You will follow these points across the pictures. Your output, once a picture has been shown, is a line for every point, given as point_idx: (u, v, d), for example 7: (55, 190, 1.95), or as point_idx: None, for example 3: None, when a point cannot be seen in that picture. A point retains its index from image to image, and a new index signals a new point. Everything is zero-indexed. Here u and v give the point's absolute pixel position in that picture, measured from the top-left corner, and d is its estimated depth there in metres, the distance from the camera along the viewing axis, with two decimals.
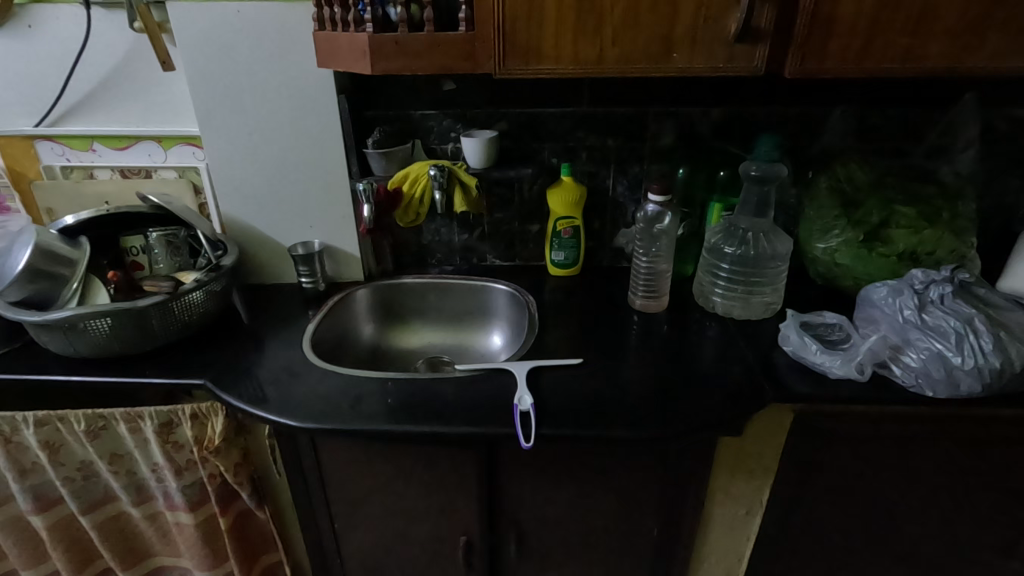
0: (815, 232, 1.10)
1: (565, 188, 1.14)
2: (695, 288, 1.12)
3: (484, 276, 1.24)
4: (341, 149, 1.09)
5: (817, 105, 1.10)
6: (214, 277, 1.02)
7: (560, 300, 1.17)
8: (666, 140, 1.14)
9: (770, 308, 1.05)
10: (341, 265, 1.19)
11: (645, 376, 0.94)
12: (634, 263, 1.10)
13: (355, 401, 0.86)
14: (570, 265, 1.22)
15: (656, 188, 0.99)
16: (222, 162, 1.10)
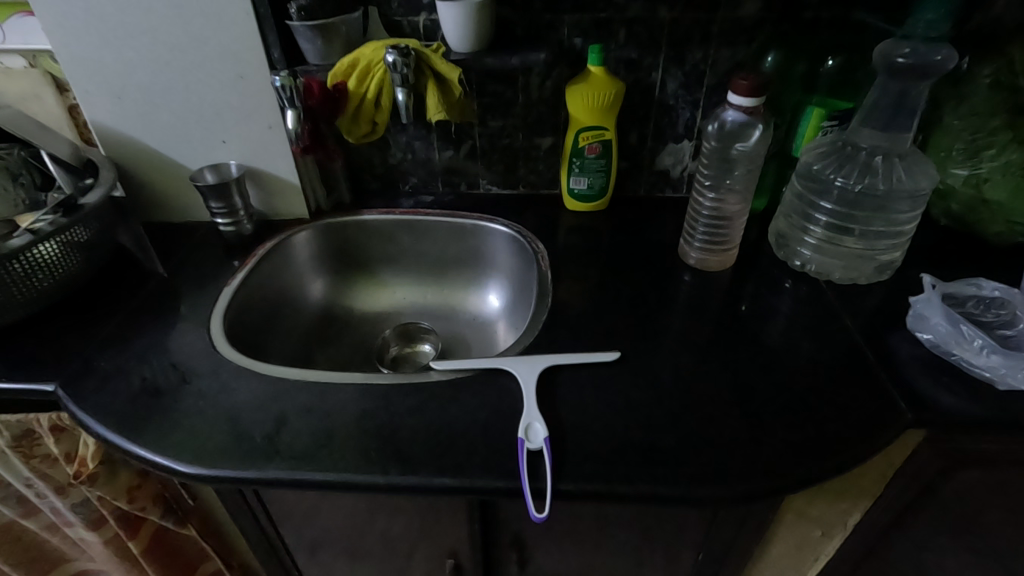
0: (958, 153, 0.74)
1: (592, 85, 0.77)
2: (774, 228, 0.80)
3: (476, 213, 0.90)
4: (251, 21, 0.71)
5: None
6: (71, 224, 0.69)
7: (580, 246, 0.84)
8: (748, 9, 0.75)
9: (885, 268, 0.74)
10: (274, 197, 0.85)
11: (711, 374, 0.63)
12: (693, 199, 0.76)
13: (274, 426, 0.56)
14: (595, 197, 0.88)
15: (742, 85, 0.62)
16: (71, 42, 0.72)
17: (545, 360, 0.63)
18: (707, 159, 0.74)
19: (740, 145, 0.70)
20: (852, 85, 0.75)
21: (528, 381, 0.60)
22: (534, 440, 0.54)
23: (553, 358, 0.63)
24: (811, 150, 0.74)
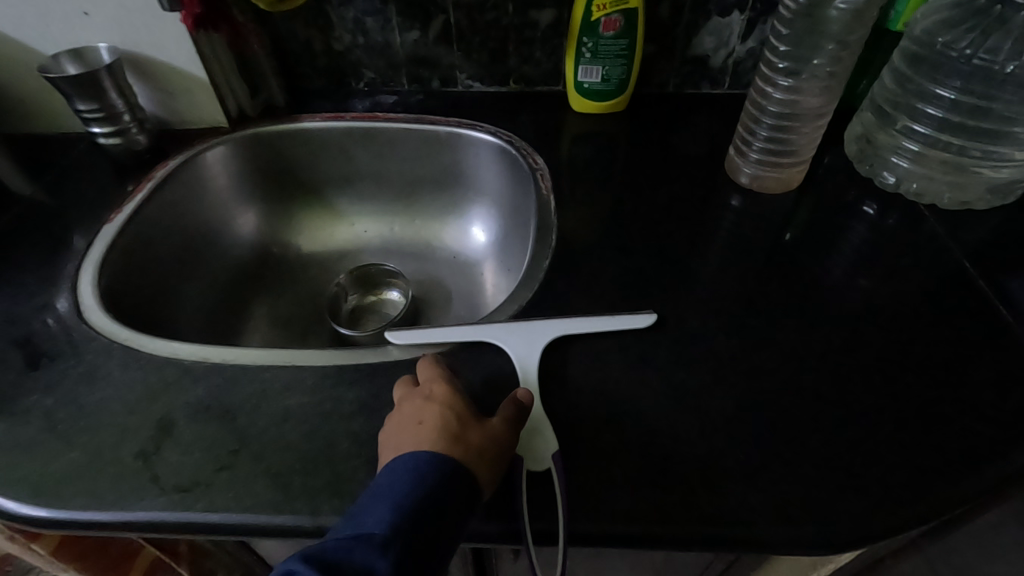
0: None
1: None
2: (858, 130, 0.59)
3: (452, 117, 0.67)
4: None
5: None
6: None
7: (593, 161, 0.63)
8: None
9: (1011, 190, 0.54)
10: (173, 96, 0.63)
11: (783, 342, 0.45)
12: (760, 87, 0.54)
13: (155, 438, 0.38)
14: (611, 93, 0.65)
15: None
16: None
17: (553, 331, 0.45)
18: (786, 26, 0.51)
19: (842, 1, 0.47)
20: None
21: (527, 367, 0.43)
22: (539, 459, 0.37)
23: (564, 326, 0.45)
24: (938, 10, 0.51)
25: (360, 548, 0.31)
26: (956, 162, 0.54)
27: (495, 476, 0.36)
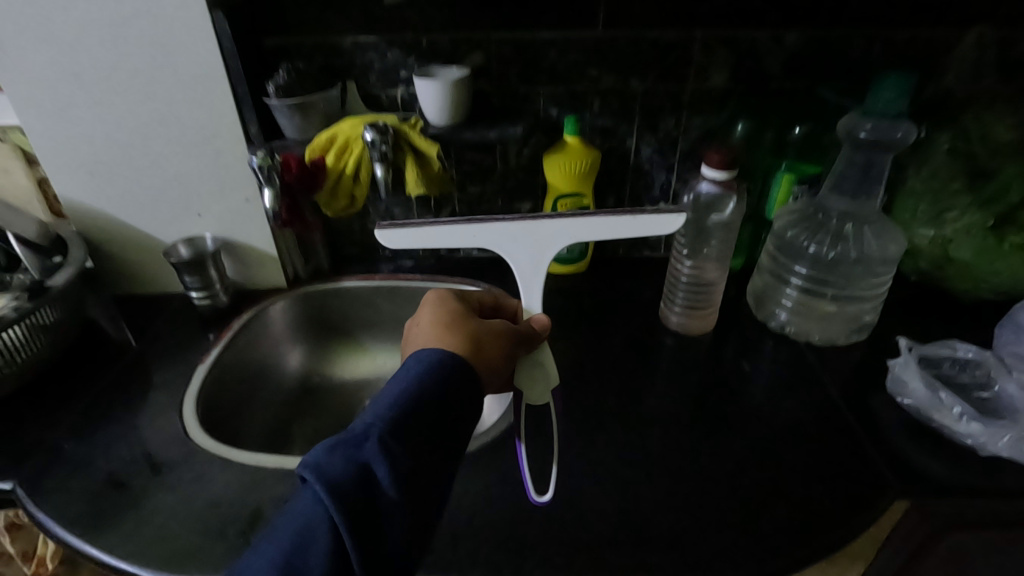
0: (919, 215, 0.78)
1: (568, 154, 0.78)
2: (753, 289, 0.80)
3: (457, 277, 0.89)
4: (229, 103, 0.70)
5: (942, 26, 0.74)
6: (32, 309, 0.66)
7: (561, 309, 0.83)
8: (716, 82, 0.77)
9: (862, 331, 0.74)
10: (249, 266, 0.84)
11: (700, 448, 0.62)
12: (673, 265, 0.77)
13: (249, 524, 0.54)
14: (576, 259, 0.88)
15: (714, 158, 0.64)
16: (43, 123, 0.71)
17: (563, 242, 0.59)
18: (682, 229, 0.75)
19: (715, 216, 0.72)
20: (817, 154, 0.79)
21: (539, 270, 0.60)
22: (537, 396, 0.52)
23: (574, 233, 0.58)
24: (784, 215, 0.75)
25: (357, 444, 0.38)
26: (825, 314, 0.75)
27: (495, 337, 0.48)
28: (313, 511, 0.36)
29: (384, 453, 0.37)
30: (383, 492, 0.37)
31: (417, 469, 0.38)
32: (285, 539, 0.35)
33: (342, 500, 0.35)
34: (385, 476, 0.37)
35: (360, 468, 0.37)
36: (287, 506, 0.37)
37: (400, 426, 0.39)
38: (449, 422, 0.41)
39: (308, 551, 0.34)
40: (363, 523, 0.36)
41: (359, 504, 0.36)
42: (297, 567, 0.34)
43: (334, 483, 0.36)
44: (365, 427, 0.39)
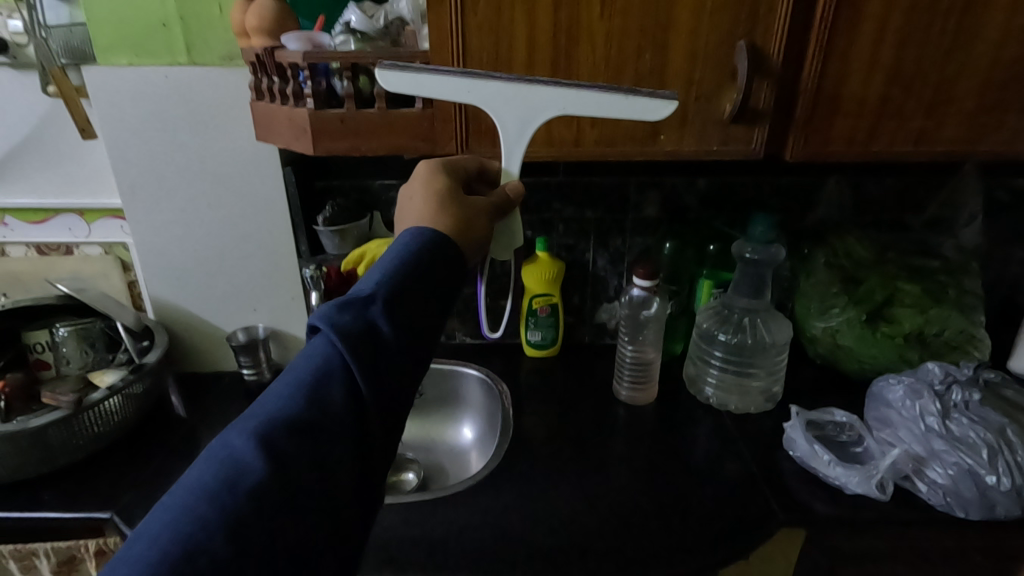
0: (813, 312, 1.00)
1: (540, 265, 1.03)
2: (687, 372, 1.01)
3: (453, 360, 1.10)
4: (288, 228, 0.96)
5: (809, 175, 1.02)
6: (131, 380, 0.87)
7: (536, 387, 1.04)
8: (649, 212, 1.04)
9: (772, 399, 0.95)
10: (289, 350, 1.06)
11: (640, 491, 0.80)
12: (619, 351, 0.99)
13: None
14: (548, 345, 1.10)
15: (640, 271, 0.90)
16: (151, 243, 0.96)
17: (554, 112, 0.56)
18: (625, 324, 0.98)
19: (645, 312, 0.96)
20: (728, 265, 1.02)
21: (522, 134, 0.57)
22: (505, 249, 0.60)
23: (565, 104, 0.56)
24: (703, 314, 0.98)
25: (353, 307, 0.41)
26: (740, 389, 0.95)
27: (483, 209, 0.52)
28: (326, 360, 0.40)
29: (382, 310, 0.41)
30: (385, 340, 0.41)
31: (411, 325, 0.42)
32: (302, 379, 0.39)
33: (352, 348, 0.39)
34: (385, 327, 0.41)
35: (361, 325, 0.40)
36: (295, 362, 0.40)
37: (392, 291, 0.42)
38: (438, 290, 0.45)
39: (327, 388, 0.39)
40: (372, 367, 0.40)
41: (367, 351, 0.40)
42: (319, 397, 0.38)
43: (343, 333, 0.39)
44: (362, 293, 0.42)
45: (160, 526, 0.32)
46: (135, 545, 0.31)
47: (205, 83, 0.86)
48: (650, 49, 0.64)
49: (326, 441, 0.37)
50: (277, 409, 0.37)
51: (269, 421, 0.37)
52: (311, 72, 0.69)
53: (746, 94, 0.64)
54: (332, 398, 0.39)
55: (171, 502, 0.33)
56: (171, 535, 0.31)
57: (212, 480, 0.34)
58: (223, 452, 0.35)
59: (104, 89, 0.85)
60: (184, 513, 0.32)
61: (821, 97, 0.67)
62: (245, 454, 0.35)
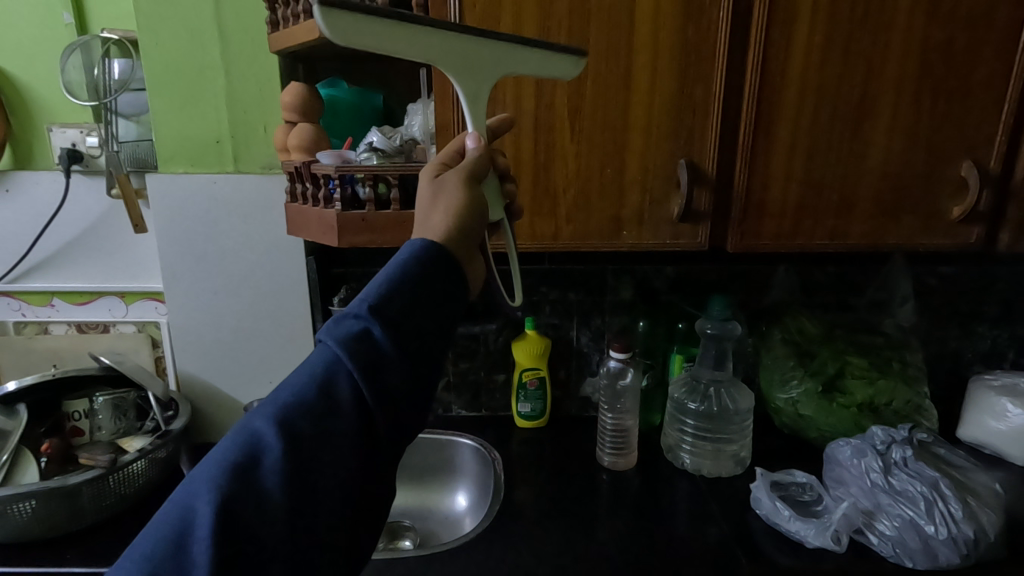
0: (775, 383, 1.10)
1: (530, 342, 1.15)
2: (664, 441, 1.10)
3: (449, 430, 1.18)
4: (307, 309, 1.09)
5: (761, 263, 1.17)
6: (160, 443, 0.94)
7: (527, 455, 1.12)
8: (625, 295, 1.18)
9: (741, 463, 1.04)
10: None
11: (621, 547, 0.87)
12: (600, 419, 1.10)
13: None
14: (537, 416, 1.19)
15: (616, 344, 1.04)
16: (184, 323, 1.08)
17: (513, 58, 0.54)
18: (604, 394, 1.10)
19: (621, 382, 1.09)
20: (696, 341, 1.15)
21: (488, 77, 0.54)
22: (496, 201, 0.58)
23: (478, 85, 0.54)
24: (675, 385, 1.09)
25: (355, 315, 0.42)
26: (716, 455, 1.04)
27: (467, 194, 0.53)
28: (331, 361, 0.41)
29: (381, 317, 0.42)
30: (385, 344, 0.41)
31: (412, 331, 0.43)
32: (313, 376, 0.40)
33: (353, 352, 0.40)
34: (381, 334, 0.41)
35: (362, 330, 0.41)
36: (306, 360, 0.42)
37: (392, 297, 0.43)
38: (440, 297, 0.45)
39: (334, 387, 0.40)
40: (373, 370, 0.40)
41: (366, 356, 0.40)
42: (327, 394, 0.40)
43: (344, 338, 0.41)
44: (363, 300, 0.42)
45: (193, 495, 0.36)
46: (179, 508, 0.36)
47: (248, 186, 1.02)
48: (610, 165, 0.81)
49: (333, 435, 0.39)
50: (291, 400, 0.39)
51: (285, 409, 0.39)
52: (340, 181, 0.85)
53: (687, 198, 0.80)
54: (338, 395, 0.40)
55: (203, 473, 0.37)
56: (203, 503, 0.35)
57: (237, 455, 0.37)
58: (246, 432, 0.39)
59: (161, 192, 1.02)
60: (211, 485, 0.36)
61: (750, 203, 0.84)
62: (264, 437, 0.38)
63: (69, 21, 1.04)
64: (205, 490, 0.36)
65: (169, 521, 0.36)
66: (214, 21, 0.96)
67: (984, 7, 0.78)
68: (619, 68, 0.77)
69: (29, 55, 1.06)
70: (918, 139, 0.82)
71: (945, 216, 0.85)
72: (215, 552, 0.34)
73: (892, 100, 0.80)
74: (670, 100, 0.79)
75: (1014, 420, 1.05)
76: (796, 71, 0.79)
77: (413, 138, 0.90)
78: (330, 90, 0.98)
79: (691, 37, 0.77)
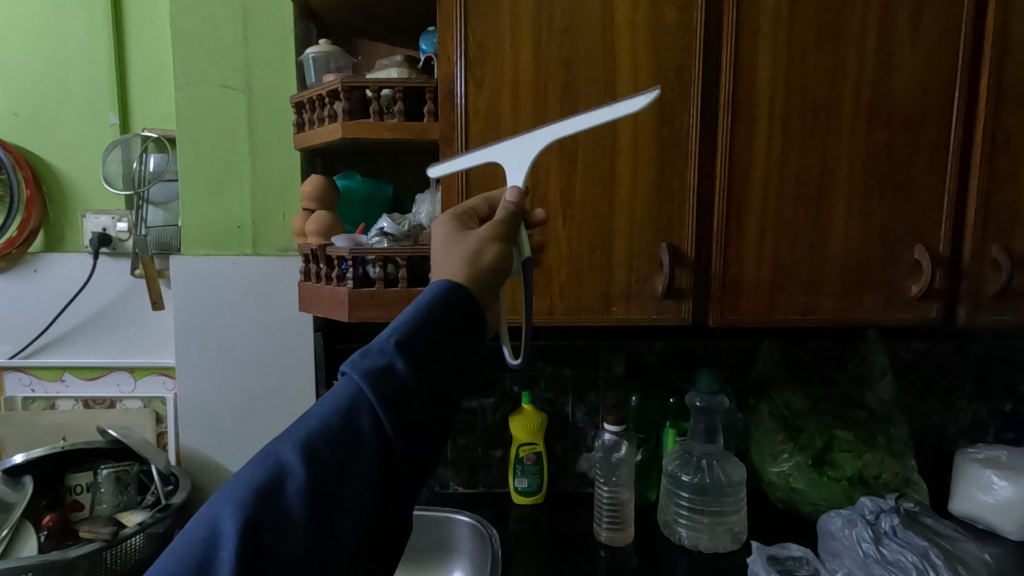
0: (766, 457, 1.12)
1: (527, 416, 1.18)
2: (660, 516, 1.11)
3: (447, 507, 1.18)
4: (312, 383, 1.13)
5: (746, 339, 1.24)
6: (159, 517, 0.95)
7: (524, 532, 1.11)
8: (617, 370, 1.23)
9: (737, 536, 1.05)
10: None
11: None
12: (596, 493, 1.11)
13: None
14: (534, 492, 1.20)
15: (610, 417, 1.09)
16: (190, 398, 1.11)
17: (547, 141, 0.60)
18: (599, 467, 1.12)
19: (616, 454, 1.12)
20: (687, 415, 1.19)
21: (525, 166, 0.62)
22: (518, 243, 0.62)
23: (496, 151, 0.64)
24: (669, 459, 1.12)
25: (379, 351, 0.47)
26: (712, 530, 1.05)
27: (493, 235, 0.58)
28: (355, 393, 0.45)
29: (403, 353, 0.47)
30: (406, 377, 0.46)
31: (430, 366, 0.47)
32: (337, 406, 0.44)
33: (377, 383, 0.45)
34: (403, 367, 0.46)
35: (385, 364, 0.46)
36: (331, 392, 0.46)
37: (414, 336, 0.48)
38: (456, 338, 0.50)
39: (358, 416, 0.44)
40: (395, 398, 0.45)
41: (389, 387, 0.45)
42: (351, 421, 0.44)
43: (369, 370, 0.45)
44: (387, 339, 0.48)
45: (221, 514, 0.39)
46: (204, 526, 0.39)
47: (264, 267, 1.10)
48: (599, 248, 0.90)
49: (354, 459, 0.43)
50: (316, 427, 0.43)
51: (311, 434, 0.43)
52: (352, 262, 0.93)
53: (669, 277, 0.89)
54: (361, 424, 0.44)
55: (230, 493, 0.40)
56: (228, 521, 0.38)
57: (262, 477, 0.41)
58: (273, 457, 0.42)
59: (184, 272, 1.09)
60: (236, 505, 0.39)
61: (728, 280, 0.92)
62: (290, 460, 0.41)
63: (113, 121, 1.17)
64: (234, 508, 0.39)
65: (194, 538, 0.39)
66: (246, 122, 1.08)
67: (916, 114, 0.90)
68: (604, 164, 0.88)
69: (73, 150, 1.17)
70: (872, 225, 0.92)
71: (905, 293, 0.93)
72: (240, 566, 0.37)
73: (846, 192, 0.91)
74: (651, 192, 0.89)
75: (1001, 492, 1.07)
76: (759, 168, 0.90)
77: (420, 224, 0.99)
78: (345, 182, 1.09)
79: (666, 138, 0.88)
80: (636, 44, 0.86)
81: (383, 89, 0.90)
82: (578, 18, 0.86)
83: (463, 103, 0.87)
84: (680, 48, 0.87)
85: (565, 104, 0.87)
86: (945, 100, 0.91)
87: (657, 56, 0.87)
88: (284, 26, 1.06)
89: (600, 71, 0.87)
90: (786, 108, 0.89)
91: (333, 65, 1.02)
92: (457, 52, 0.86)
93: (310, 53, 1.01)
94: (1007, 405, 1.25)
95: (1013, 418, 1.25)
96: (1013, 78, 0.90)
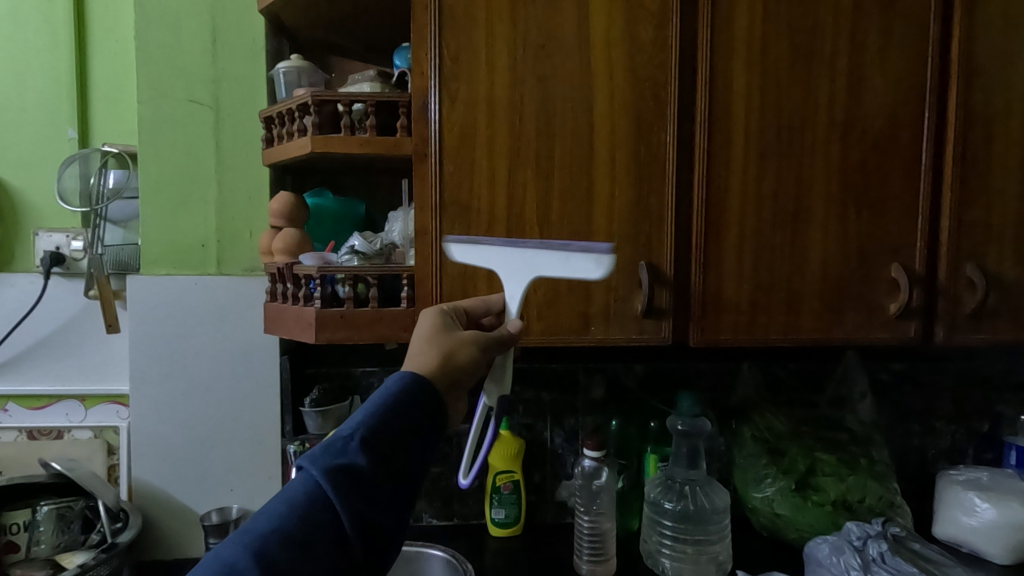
0: (750, 482, 1.09)
1: (503, 442, 1.13)
2: (643, 546, 1.06)
3: (419, 540, 1.12)
4: (278, 407, 1.07)
5: (725, 362, 1.22)
6: (102, 558, 0.86)
7: (502, 566, 1.05)
8: (597, 393, 1.20)
9: (722, 567, 1.01)
10: None
11: None
12: (576, 524, 1.07)
13: None
14: (511, 522, 1.14)
15: (589, 442, 1.06)
16: (145, 428, 1.04)
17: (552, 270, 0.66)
18: (580, 497, 1.08)
19: (597, 481, 1.08)
20: (669, 440, 1.16)
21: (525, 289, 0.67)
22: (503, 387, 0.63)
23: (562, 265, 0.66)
24: (651, 485, 1.08)
25: (342, 446, 0.45)
26: (695, 560, 1.01)
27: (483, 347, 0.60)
28: (314, 493, 0.43)
29: (367, 452, 0.45)
30: (370, 481, 0.44)
31: (394, 464, 0.46)
32: (292, 504, 0.43)
33: (337, 483, 0.43)
34: (365, 467, 0.44)
35: (347, 461, 0.44)
36: (287, 490, 0.44)
37: (379, 433, 0.46)
38: (420, 431, 0.49)
39: (315, 518, 0.42)
40: (359, 503, 0.43)
41: (353, 490, 0.43)
42: (309, 523, 0.42)
43: (331, 468, 0.44)
44: (351, 433, 0.46)
45: None
46: None
47: (228, 287, 1.05)
48: None
49: (312, 564, 0.41)
50: (271, 527, 0.41)
51: (266, 537, 0.41)
52: (321, 280, 0.89)
53: (649, 296, 0.87)
54: (321, 525, 0.42)
55: None
56: None
57: None
58: (221, 560, 0.40)
59: (141, 294, 1.03)
60: None
61: (708, 300, 0.90)
62: (240, 562, 0.40)
63: (72, 135, 1.12)
64: None
65: None
66: (212, 138, 1.04)
67: (888, 133, 0.91)
68: (581, 182, 0.87)
69: (28, 165, 1.12)
70: (849, 245, 0.92)
71: (884, 312, 0.93)
72: None
73: (822, 212, 0.91)
74: (629, 209, 0.88)
75: (983, 514, 1.05)
76: (737, 185, 0.89)
77: (393, 243, 0.95)
78: (316, 200, 1.06)
79: (641, 154, 0.87)
80: (612, 63, 0.86)
81: (354, 103, 0.87)
82: (553, 36, 0.85)
83: (437, 119, 0.85)
84: (655, 67, 0.87)
85: (541, 121, 0.86)
86: (915, 120, 0.92)
87: (634, 75, 0.87)
88: (254, 41, 1.04)
89: (576, 89, 0.86)
90: (762, 128, 0.89)
91: (305, 79, 0.99)
92: (431, 67, 0.84)
93: (281, 67, 0.98)
94: (983, 426, 1.25)
95: (991, 438, 1.25)
96: (979, 98, 0.92)
